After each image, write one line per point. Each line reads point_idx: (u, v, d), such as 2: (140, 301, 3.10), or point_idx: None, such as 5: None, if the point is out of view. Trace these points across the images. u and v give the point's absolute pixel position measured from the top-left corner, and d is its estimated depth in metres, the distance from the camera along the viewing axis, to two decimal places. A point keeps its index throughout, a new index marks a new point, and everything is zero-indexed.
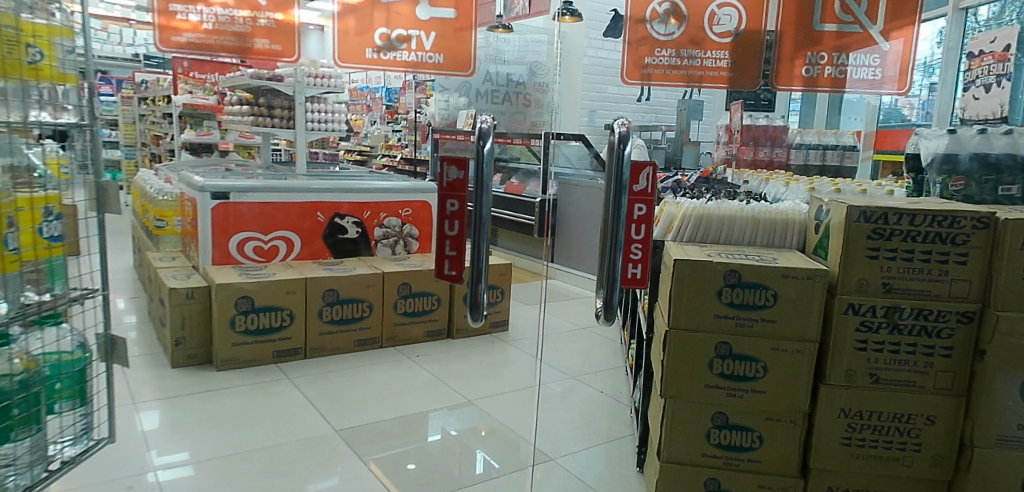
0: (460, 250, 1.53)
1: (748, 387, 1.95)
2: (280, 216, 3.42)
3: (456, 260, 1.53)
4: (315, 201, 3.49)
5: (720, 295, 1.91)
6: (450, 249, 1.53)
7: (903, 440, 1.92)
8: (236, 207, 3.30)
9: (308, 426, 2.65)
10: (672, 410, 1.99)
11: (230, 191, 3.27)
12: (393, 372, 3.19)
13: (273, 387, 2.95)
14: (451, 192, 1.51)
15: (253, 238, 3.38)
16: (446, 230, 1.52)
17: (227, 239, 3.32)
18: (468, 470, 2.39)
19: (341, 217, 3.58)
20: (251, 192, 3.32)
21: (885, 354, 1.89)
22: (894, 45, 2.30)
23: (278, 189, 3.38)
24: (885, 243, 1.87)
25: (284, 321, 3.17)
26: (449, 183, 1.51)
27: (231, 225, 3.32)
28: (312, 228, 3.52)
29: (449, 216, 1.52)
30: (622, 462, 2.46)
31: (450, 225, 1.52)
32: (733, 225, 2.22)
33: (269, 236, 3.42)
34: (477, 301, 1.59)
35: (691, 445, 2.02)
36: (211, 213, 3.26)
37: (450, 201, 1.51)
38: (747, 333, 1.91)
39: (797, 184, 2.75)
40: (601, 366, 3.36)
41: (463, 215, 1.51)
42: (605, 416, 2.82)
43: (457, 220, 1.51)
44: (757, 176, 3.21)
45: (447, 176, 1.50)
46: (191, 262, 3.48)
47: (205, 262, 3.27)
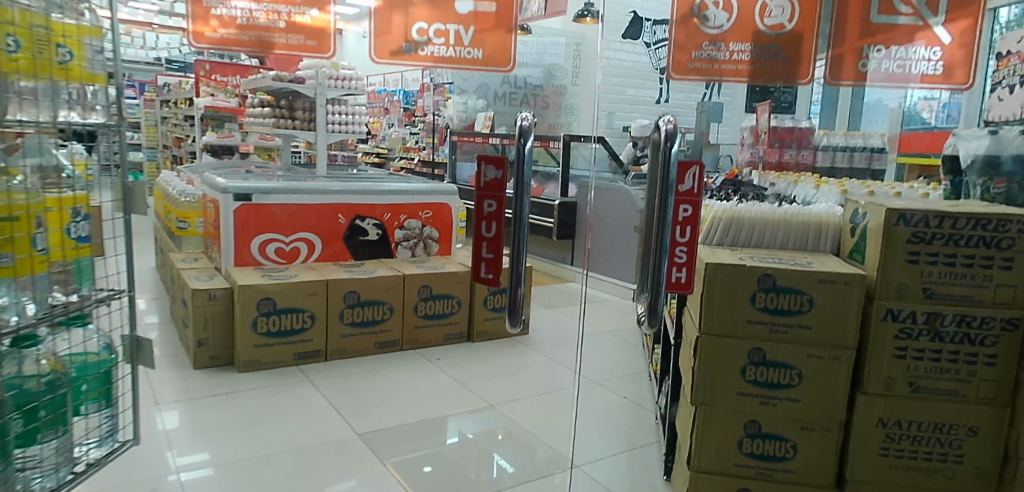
0: (497, 253, 1.49)
1: (782, 395, 1.90)
2: (301, 217, 3.40)
3: (494, 263, 1.50)
4: (336, 202, 3.47)
5: (754, 300, 1.87)
6: (487, 252, 1.50)
7: (943, 451, 1.86)
8: (260, 208, 3.30)
9: (330, 429, 2.63)
10: (704, 418, 1.95)
11: (253, 192, 3.27)
12: (415, 375, 3.16)
13: (294, 389, 2.94)
14: (488, 193, 1.47)
15: (275, 239, 3.38)
16: (483, 232, 1.49)
17: (249, 240, 3.32)
18: (485, 473, 2.36)
19: (362, 219, 3.56)
20: (274, 193, 3.31)
21: (925, 362, 1.84)
22: (956, 37, 2.22)
23: (301, 190, 3.37)
24: (926, 247, 1.81)
25: (306, 323, 3.16)
26: (487, 182, 1.47)
27: (254, 225, 3.31)
28: (334, 230, 3.50)
29: (486, 217, 1.48)
30: (649, 470, 2.41)
31: (487, 227, 1.48)
32: (766, 228, 2.16)
33: (291, 237, 3.41)
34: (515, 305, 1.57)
35: (723, 455, 1.97)
36: (234, 213, 3.26)
37: (488, 201, 1.47)
38: (781, 340, 1.87)
39: (827, 186, 2.69)
40: (623, 371, 3.31)
41: (501, 217, 1.47)
42: (630, 423, 2.77)
43: (495, 222, 1.47)
44: (785, 179, 3.14)
45: (485, 175, 1.46)
46: (214, 263, 3.48)
47: (227, 263, 3.27)
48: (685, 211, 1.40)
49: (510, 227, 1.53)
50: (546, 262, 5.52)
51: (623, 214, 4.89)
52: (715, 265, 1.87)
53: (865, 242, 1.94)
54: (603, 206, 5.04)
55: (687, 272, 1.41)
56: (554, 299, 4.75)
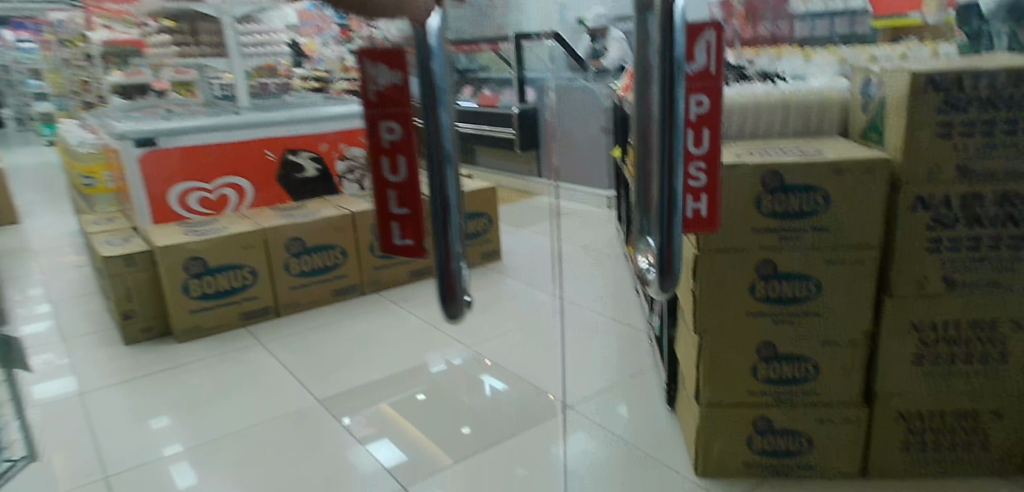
0: (417, 208, 0.79)
1: (797, 310, 1.64)
2: (223, 159, 2.98)
3: (414, 226, 0.80)
4: (262, 137, 3.04)
5: (759, 205, 1.56)
6: (396, 211, 0.79)
7: (983, 349, 1.64)
8: (170, 154, 2.85)
9: (288, 397, 2.33)
10: (710, 347, 1.69)
11: (156, 136, 2.79)
12: (379, 321, 2.85)
13: (242, 356, 2.61)
14: (385, 102, 0.77)
15: (196, 188, 2.95)
16: (386, 175, 0.79)
17: (166, 194, 2.89)
18: (478, 393, 2.31)
19: (293, 154, 3.13)
20: (182, 135, 2.85)
21: (962, 255, 1.57)
22: None
23: (216, 126, 2.92)
24: (960, 117, 1.48)
25: (246, 281, 2.79)
26: (381, 86, 0.77)
27: (169, 176, 2.88)
28: (263, 169, 3.08)
29: (386, 150, 0.78)
30: (647, 401, 2.19)
31: (392, 166, 0.78)
32: (761, 113, 1.81)
33: (215, 185, 2.99)
34: (452, 290, 0.88)
35: (736, 384, 1.72)
36: (137, 163, 2.80)
37: (387, 121, 0.77)
38: (794, 247, 1.59)
39: (818, 58, 2.34)
40: (608, 289, 3.08)
41: (413, 147, 0.78)
42: (621, 348, 2.54)
43: (404, 155, 0.77)
44: (765, 54, 2.78)
45: (377, 78, 0.77)
46: (131, 221, 3.05)
47: (144, 223, 2.85)
48: (697, 105, 0.71)
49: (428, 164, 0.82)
50: None
51: None
52: None
53: (881, 120, 1.62)
54: None
55: (710, 198, 0.74)
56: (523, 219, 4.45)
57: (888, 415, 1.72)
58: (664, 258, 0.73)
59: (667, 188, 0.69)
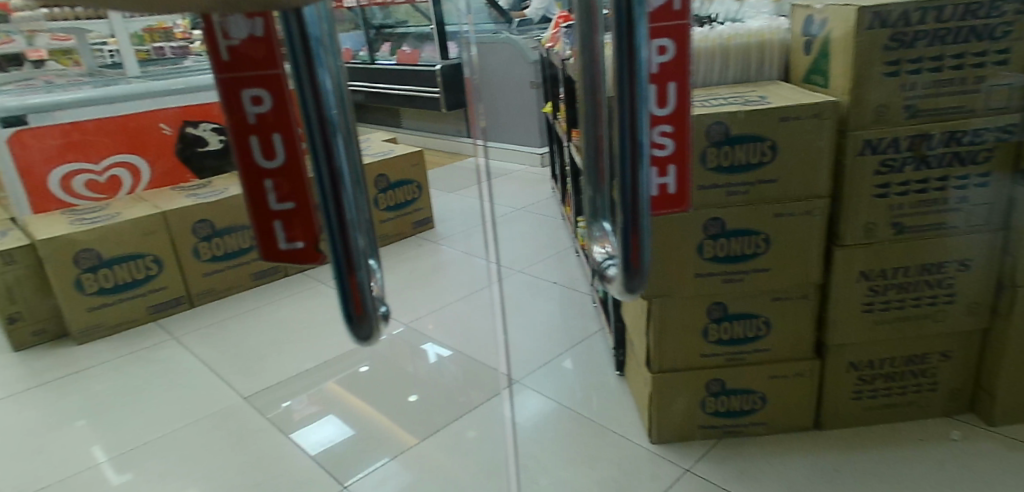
0: (305, 202, 0.58)
1: (747, 266, 1.55)
2: (110, 136, 2.68)
3: (305, 224, 0.59)
4: (153, 109, 2.76)
5: (704, 160, 1.46)
6: (276, 206, 0.58)
7: (932, 293, 1.59)
8: (47, 132, 2.53)
9: (209, 396, 2.13)
10: (659, 312, 1.59)
11: (26, 112, 2.46)
12: (306, 303, 2.65)
13: (155, 353, 2.38)
14: (244, 61, 0.55)
15: (82, 171, 2.64)
16: (258, 160, 0.57)
17: (45, 179, 2.58)
18: (422, 362, 2.23)
19: (192, 126, 2.76)
20: (59, 110, 2.54)
21: (910, 198, 1.50)
22: None
23: (98, 99, 2.61)
24: (907, 53, 1.40)
25: (151, 270, 2.54)
26: (232, 38, 0.55)
27: (46, 159, 2.56)
28: (159, 146, 2.81)
29: (254, 127, 0.56)
30: (596, 368, 2.11)
31: (266, 148, 0.57)
32: (697, 58, 1.70)
33: (104, 168, 2.70)
34: (360, 306, 0.63)
35: (687, 348, 1.63)
36: (7, 145, 2.46)
37: (248, 85, 0.55)
38: (741, 202, 1.50)
39: None
40: (548, 254, 2.99)
41: (292, 119, 0.56)
42: (566, 314, 2.45)
43: (278, 135, 0.56)
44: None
45: (227, 24, 0.55)
46: (9, 211, 2.71)
47: (23, 213, 2.55)
48: (658, 53, 0.58)
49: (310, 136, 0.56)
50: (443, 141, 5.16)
51: (516, 71, 4.39)
52: None
53: (825, 60, 1.53)
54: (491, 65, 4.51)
55: (678, 169, 0.59)
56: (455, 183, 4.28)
57: (840, 366, 1.67)
58: (633, 242, 0.57)
59: (634, 145, 0.53)
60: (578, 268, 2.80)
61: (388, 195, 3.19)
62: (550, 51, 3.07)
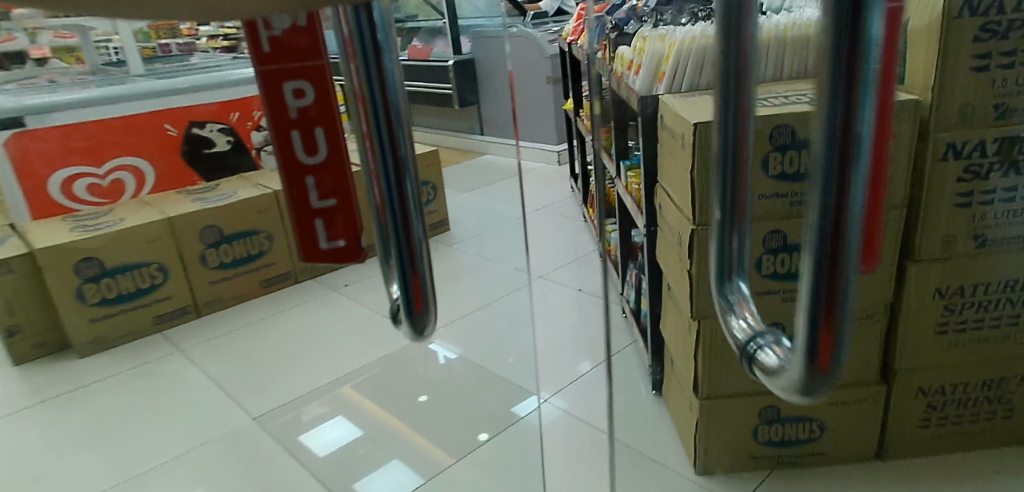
0: (342, 194, 0.79)
1: None
2: (113, 138, 2.53)
3: (338, 218, 0.80)
4: (157, 110, 2.62)
5: (766, 166, 1.31)
6: (319, 202, 0.79)
7: (1014, 313, 1.43)
8: (48, 133, 2.38)
9: (218, 415, 1.99)
10: (710, 334, 1.44)
11: (26, 113, 2.32)
12: (319, 313, 2.51)
13: (160, 368, 2.24)
14: (292, 61, 0.73)
15: (84, 175, 2.51)
16: (300, 153, 0.78)
17: (45, 186, 2.44)
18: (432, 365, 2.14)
19: (199, 127, 2.72)
20: (60, 109, 2.40)
21: (994, 208, 1.35)
22: None
23: (98, 99, 2.49)
24: (999, 46, 1.24)
25: (156, 279, 2.41)
26: (278, 40, 0.72)
27: (46, 164, 2.41)
28: (165, 147, 2.66)
29: (297, 123, 0.76)
30: (631, 385, 1.95)
31: (308, 139, 0.77)
32: None
33: (106, 171, 2.56)
34: (419, 300, 0.71)
35: (740, 373, 1.48)
36: (5, 148, 2.31)
37: (293, 85, 0.74)
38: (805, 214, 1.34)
39: None
40: (571, 258, 2.85)
41: (332, 114, 0.76)
42: (594, 325, 2.30)
43: (320, 129, 0.76)
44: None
45: (271, 26, 0.71)
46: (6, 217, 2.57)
47: (22, 220, 2.41)
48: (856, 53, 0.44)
49: (371, 119, 0.63)
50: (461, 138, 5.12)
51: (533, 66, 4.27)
52: (707, 127, 1.30)
53: (902, 55, 1.38)
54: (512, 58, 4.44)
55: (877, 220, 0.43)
56: (471, 184, 4.15)
57: (908, 393, 1.52)
58: (825, 294, 0.44)
59: (846, 135, 0.40)
60: (605, 275, 2.66)
61: None
62: (572, 45, 2.92)
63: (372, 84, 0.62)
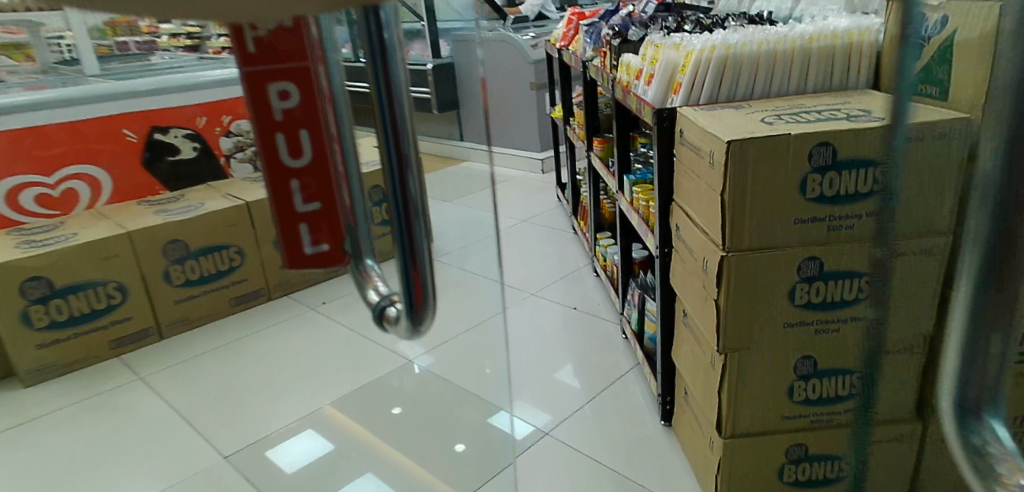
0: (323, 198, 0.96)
1: (845, 315, 1.28)
2: (66, 147, 2.33)
3: (319, 217, 0.98)
4: (113, 114, 2.38)
5: (804, 188, 1.19)
6: (305, 206, 0.97)
7: None
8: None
9: (183, 453, 1.80)
10: (738, 369, 1.32)
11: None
12: (294, 334, 2.34)
13: (118, 397, 2.04)
14: (277, 68, 0.88)
15: (33, 185, 2.33)
16: (286, 154, 0.94)
17: None
18: (406, 377, 2.08)
19: (162, 132, 2.49)
20: (7, 114, 2.19)
21: None
22: None
23: (50, 101, 2.26)
24: None
25: (114, 299, 2.20)
26: (265, 47, 0.86)
27: None
28: (124, 156, 2.47)
29: (283, 127, 0.93)
30: (635, 414, 1.83)
31: (293, 143, 0.93)
32: (774, 65, 1.44)
33: (57, 180, 2.38)
34: (420, 301, 0.83)
35: (767, 409, 1.37)
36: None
37: (277, 91, 0.90)
38: (844, 240, 1.23)
39: None
40: (561, 274, 2.72)
41: (306, 120, 0.92)
42: (591, 348, 2.18)
43: (303, 132, 0.93)
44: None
45: (258, 35, 0.84)
46: None
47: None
48: None
49: (380, 120, 0.73)
50: None
51: (518, 72, 4.27)
52: (744, 145, 1.16)
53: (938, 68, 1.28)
54: (494, 63, 4.43)
55: None
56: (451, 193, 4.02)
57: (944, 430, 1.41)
58: None
59: None
60: (598, 292, 2.55)
61: None
62: (562, 49, 2.83)
63: (381, 90, 0.71)
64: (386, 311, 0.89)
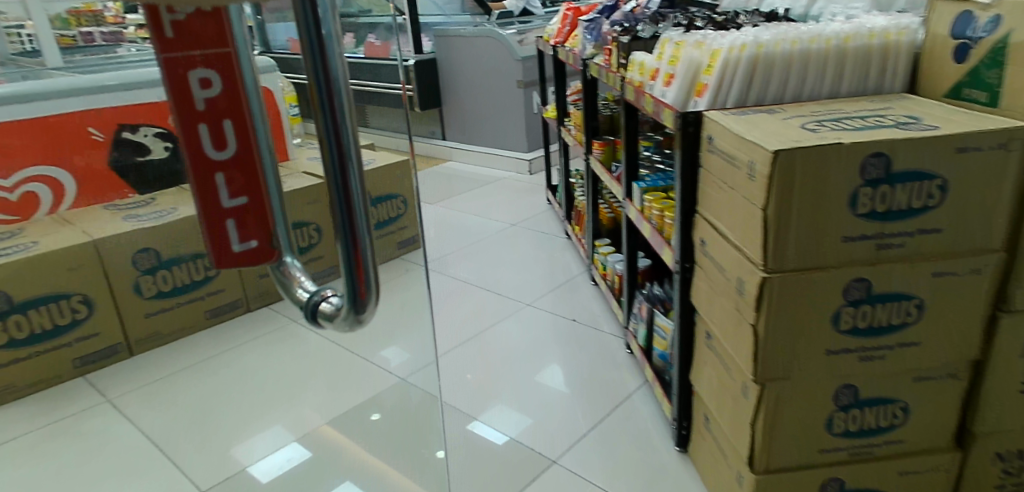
0: (254, 194, 0.77)
1: (890, 342, 1.19)
2: (21, 147, 2.16)
3: (248, 216, 0.78)
4: (76, 112, 2.21)
5: (854, 203, 1.08)
6: (232, 204, 0.76)
7: None
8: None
9: (156, 486, 1.65)
10: (775, 400, 1.21)
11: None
12: (277, 349, 2.19)
13: (82, 423, 1.87)
14: (197, 47, 0.70)
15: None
16: (209, 148, 0.73)
17: None
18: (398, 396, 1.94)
19: (130, 130, 2.24)
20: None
21: None
22: None
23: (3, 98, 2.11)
24: None
25: (77, 314, 2.01)
26: (183, 25, 0.69)
27: None
28: (89, 155, 2.25)
29: (203, 114, 0.72)
30: (646, 438, 1.72)
31: (216, 132, 0.73)
32: (805, 65, 1.32)
33: (15, 183, 2.22)
34: (364, 290, 0.79)
35: (803, 441, 1.26)
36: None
37: (199, 74, 0.71)
38: (893, 260, 1.13)
39: None
40: (557, 282, 2.61)
41: (232, 101, 0.74)
42: (593, 363, 2.07)
43: (228, 118, 0.73)
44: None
45: (173, 9, 0.68)
46: None
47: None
48: None
49: (318, 111, 0.70)
50: (420, 143, 4.86)
51: (503, 70, 4.15)
52: (792, 157, 1.04)
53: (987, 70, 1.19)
54: (477, 60, 4.29)
55: None
56: (436, 196, 3.88)
57: (984, 457, 1.33)
58: None
59: None
60: (596, 302, 2.44)
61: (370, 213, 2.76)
62: (557, 47, 2.71)
63: (320, 79, 0.68)
64: (322, 310, 0.85)
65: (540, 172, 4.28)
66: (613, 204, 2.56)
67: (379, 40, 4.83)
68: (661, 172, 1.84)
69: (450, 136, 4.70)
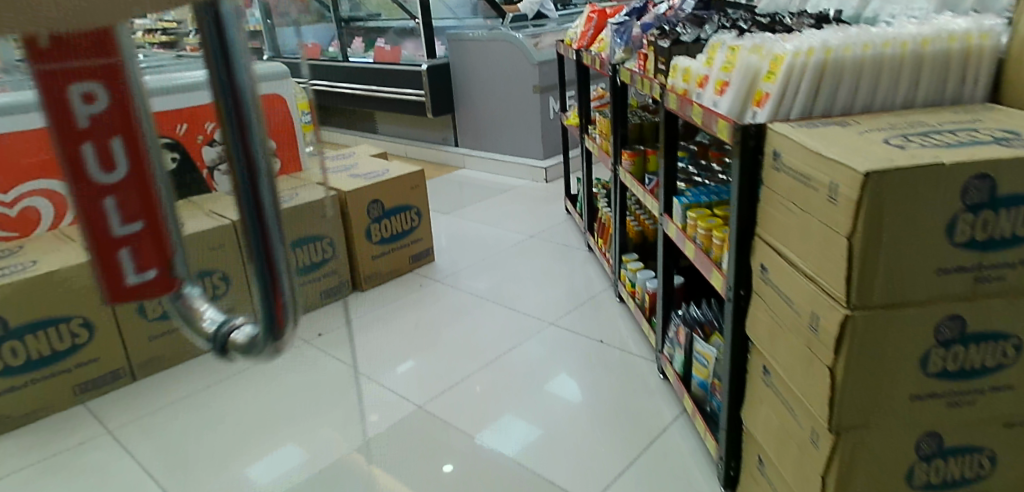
0: (151, 220, 0.70)
1: (985, 385, 1.05)
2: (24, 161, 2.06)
3: (142, 241, 0.71)
4: None
5: (953, 232, 0.94)
6: (123, 230, 0.70)
7: None
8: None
9: None
10: (851, 451, 1.07)
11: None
12: (286, 373, 2.06)
13: (79, 458, 1.74)
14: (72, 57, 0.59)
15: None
16: (94, 170, 0.66)
17: None
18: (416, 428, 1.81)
19: None
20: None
21: None
22: None
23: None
24: None
25: (78, 338, 1.90)
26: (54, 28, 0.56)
27: None
28: None
29: (87, 132, 0.64)
30: (688, 478, 1.58)
31: (103, 152, 0.65)
32: (880, 71, 1.18)
33: (13, 198, 2.07)
34: (282, 323, 0.69)
35: None
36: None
37: (80, 88, 0.62)
38: (994, 295, 0.99)
39: None
40: (581, 300, 2.47)
41: (123, 119, 0.65)
42: (625, 390, 1.93)
43: (117, 138, 0.65)
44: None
45: None
46: None
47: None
48: None
49: (226, 132, 0.59)
50: (432, 150, 4.74)
51: (519, 75, 4.02)
52: (884, 179, 0.91)
53: None
54: (491, 65, 4.17)
55: None
56: (449, 205, 3.74)
57: None
58: None
59: None
60: (624, 321, 2.30)
61: (383, 225, 2.63)
62: (579, 51, 2.58)
63: (225, 99, 0.58)
64: (229, 340, 0.72)
65: (556, 178, 4.09)
66: (641, 218, 2.42)
67: (389, 45, 4.73)
68: (702, 187, 1.71)
69: (462, 142, 4.57)
